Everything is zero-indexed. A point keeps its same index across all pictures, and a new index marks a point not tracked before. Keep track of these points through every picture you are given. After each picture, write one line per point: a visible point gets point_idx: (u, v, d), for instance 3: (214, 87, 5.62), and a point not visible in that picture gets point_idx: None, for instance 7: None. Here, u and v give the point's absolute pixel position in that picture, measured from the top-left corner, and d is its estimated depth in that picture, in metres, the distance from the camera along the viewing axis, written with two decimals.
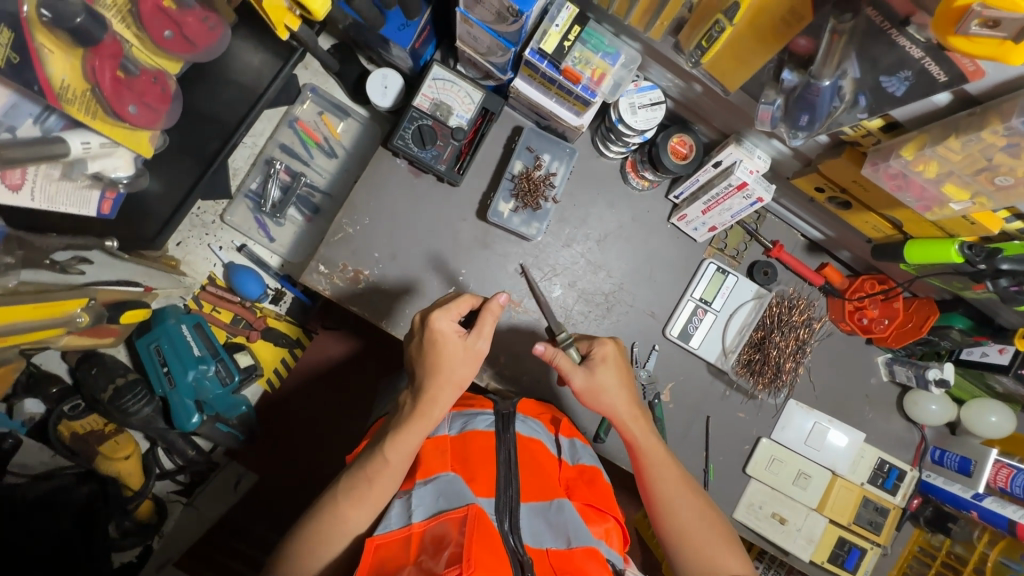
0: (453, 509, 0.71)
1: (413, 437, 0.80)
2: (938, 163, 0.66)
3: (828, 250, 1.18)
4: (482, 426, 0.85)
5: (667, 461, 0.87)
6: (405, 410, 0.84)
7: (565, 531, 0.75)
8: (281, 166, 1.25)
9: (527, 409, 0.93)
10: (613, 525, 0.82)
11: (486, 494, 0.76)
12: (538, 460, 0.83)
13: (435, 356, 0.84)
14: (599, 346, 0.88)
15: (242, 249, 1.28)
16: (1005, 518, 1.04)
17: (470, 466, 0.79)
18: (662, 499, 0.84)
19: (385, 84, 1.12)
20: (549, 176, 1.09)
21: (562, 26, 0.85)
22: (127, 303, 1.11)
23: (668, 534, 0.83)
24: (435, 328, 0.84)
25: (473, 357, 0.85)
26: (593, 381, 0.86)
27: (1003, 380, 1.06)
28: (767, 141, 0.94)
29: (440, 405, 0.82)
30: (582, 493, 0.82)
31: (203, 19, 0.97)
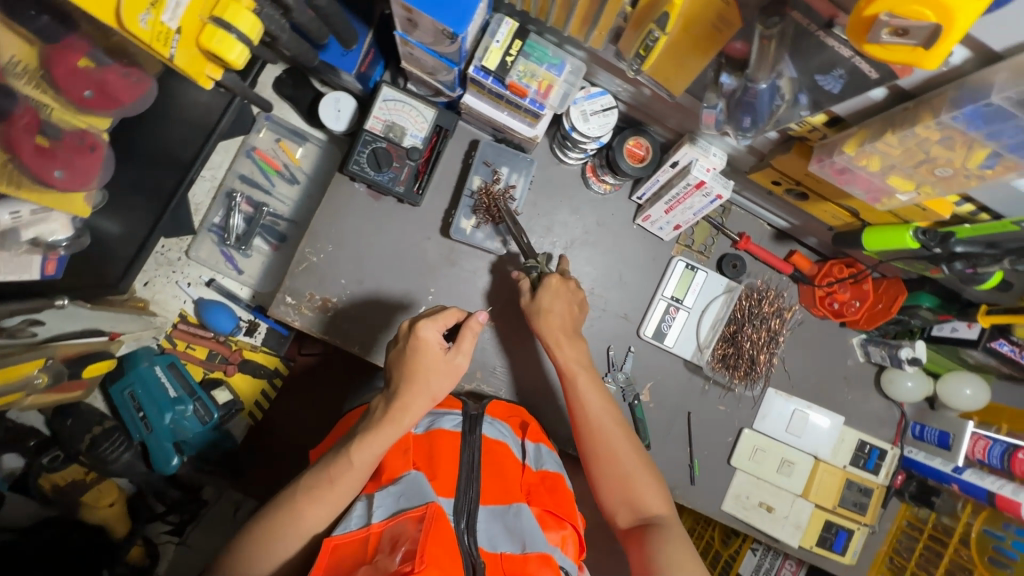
0: (413, 509, 0.74)
1: (380, 441, 0.82)
2: (881, 157, 0.66)
3: (795, 237, 1.18)
4: (449, 428, 0.89)
5: (603, 393, 0.94)
6: (377, 414, 0.85)
7: (521, 536, 0.79)
8: (242, 198, 1.23)
9: (495, 412, 0.98)
10: (571, 533, 0.85)
11: (446, 494, 0.80)
12: (500, 465, 0.87)
13: (414, 364, 0.85)
14: (550, 276, 0.98)
15: (211, 283, 1.27)
16: (983, 489, 1.06)
17: (433, 466, 0.83)
18: (593, 422, 0.92)
19: (338, 107, 1.11)
20: (509, 188, 1.07)
21: (502, 41, 0.84)
22: (92, 355, 1.12)
23: (594, 454, 0.91)
24: (420, 337, 0.86)
25: (450, 372, 0.86)
26: (540, 303, 0.97)
27: (974, 354, 1.07)
28: (721, 139, 0.94)
29: (411, 413, 0.84)
30: (543, 499, 0.86)
31: (126, 73, 0.89)
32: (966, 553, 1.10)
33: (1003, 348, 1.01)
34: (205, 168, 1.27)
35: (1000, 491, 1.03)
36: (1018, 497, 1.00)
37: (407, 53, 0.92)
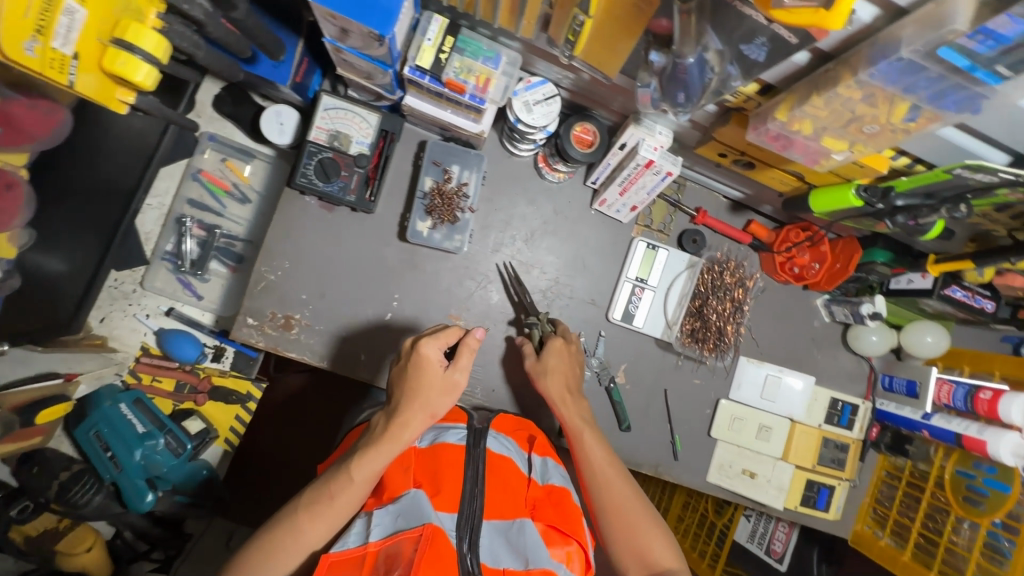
0: (409, 528, 0.74)
1: (380, 457, 0.82)
2: (811, 120, 0.67)
3: (751, 206, 1.20)
4: (454, 441, 0.89)
5: (604, 445, 0.96)
6: (376, 430, 0.85)
7: (522, 549, 0.79)
8: (193, 222, 1.21)
9: (500, 425, 0.98)
10: (576, 549, 0.84)
11: (449, 509, 0.80)
12: (504, 478, 0.87)
13: (416, 379, 0.86)
14: (550, 338, 1.03)
15: (170, 313, 1.23)
16: (950, 432, 1.08)
17: (435, 481, 0.84)
18: (597, 473, 0.92)
19: (280, 120, 1.09)
20: (461, 187, 1.06)
21: (434, 39, 0.83)
22: (45, 400, 1.09)
23: (600, 507, 0.90)
24: (422, 354, 0.87)
25: (449, 389, 0.87)
26: (541, 364, 1.01)
27: (933, 304, 1.09)
28: (665, 117, 0.94)
29: (412, 429, 0.84)
30: (546, 514, 0.86)
31: (34, 107, 0.90)
32: (942, 495, 1.13)
33: (956, 294, 1.05)
34: (150, 195, 1.22)
35: (967, 432, 1.05)
36: (982, 437, 1.02)
37: (341, 59, 0.90)
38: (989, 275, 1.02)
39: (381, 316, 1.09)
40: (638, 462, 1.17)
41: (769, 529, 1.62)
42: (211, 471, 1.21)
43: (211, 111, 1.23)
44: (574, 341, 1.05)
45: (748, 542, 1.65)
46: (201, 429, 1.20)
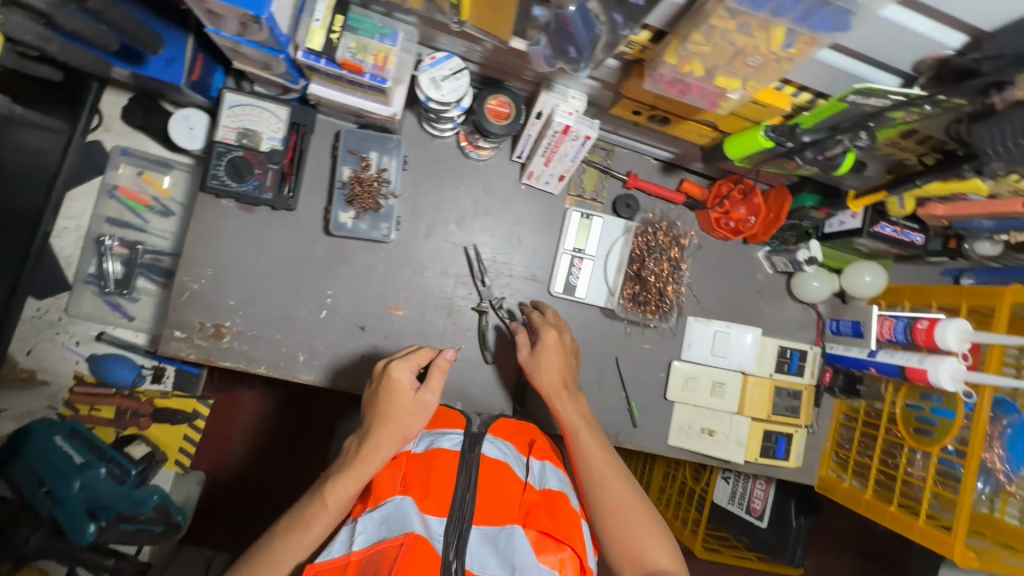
0: (391, 538, 0.74)
1: (353, 481, 0.82)
2: (700, 60, 0.66)
3: (682, 165, 1.19)
4: (448, 446, 0.86)
5: (602, 444, 0.92)
6: (350, 454, 0.85)
7: (510, 556, 0.75)
8: (114, 241, 1.16)
9: (500, 429, 0.93)
10: (571, 556, 0.78)
11: (436, 513, 0.79)
12: (499, 484, 0.83)
13: (387, 403, 0.87)
14: (543, 332, 1.01)
15: (100, 337, 1.18)
16: (895, 366, 1.09)
17: (425, 486, 0.81)
18: (594, 473, 0.89)
19: (190, 125, 1.06)
20: (381, 173, 1.04)
21: (322, 19, 0.81)
22: None
23: (597, 509, 0.86)
24: (393, 377, 0.88)
25: (421, 410, 0.87)
26: (534, 358, 1.00)
27: (865, 242, 1.10)
28: (575, 80, 0.94)
29: (383, 452, 0.84)
30: (539, 520, 0.81)
31: None
32: (896, 430, 1.14)
33: (886, 231, 1.06)
34: (65, 217, 1.18)
35: (910, 363, 1.06)
36: (924, 365, 1.03)
37: (233, 50, 0.87)
38: (912, 205, 0.99)
39: (316, 314, 1.06)
40: (597, 433, 1.16)
41: (747, 488, 1.63)
42: (179, 511, 1.16)
43: (122, 125, 1.19)
44: (566, 328, 1.04)
45: (728, 503, 1.65)
46: (145, 454, 1.17)
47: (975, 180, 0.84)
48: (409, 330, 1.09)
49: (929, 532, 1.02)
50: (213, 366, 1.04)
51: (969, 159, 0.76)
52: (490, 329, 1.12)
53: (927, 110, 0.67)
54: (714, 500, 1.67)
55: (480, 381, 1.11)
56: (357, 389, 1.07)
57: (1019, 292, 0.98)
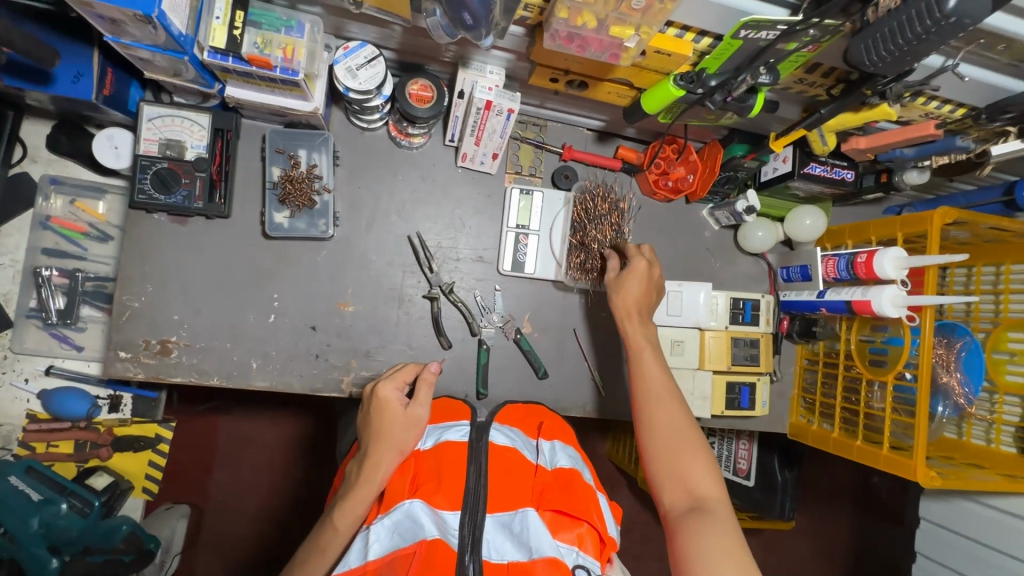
0: (404, 546, 0.64)
1: (358, 506, 0.75)
2: (589, 11, 0.68)
3: (616, 133, 1.21)
4: (455, 438, 0.77)
5: (663, 368, 0.93)
6: (351, 476, 0.79)
7: (527, 541, 0.64)
8: (52, 271, 1.14)
9: (504, 418, 0.85)
10: (591, 531, 0.68)
11: (450, 506, 0.68)
12: (510, 466, 0.73)
13: (380, 422, 0.81)
14: (632, 258, 1.01)
15: (49, 371, 1.15)
16: (842, 302, 1.11)
17: (435, 482, 0.71)
18: (653, 391, 0.90)
19: (115, 144, 1.04)
20: (311, 169, 1.04)
21: (223, 17, 0.80)
22: None
23: (647, 425, 0.87)
24: (380, 397, 0.84)
25: (414, 424, 0.82)
26: (616, 279, 1.02)
27: (800, 185, 1.12)
28: (490, 55, 0.95)
29: (383, 470, 0.76)
30: (553, 498, 0.70)
31: None
32: (854, 365, 1.15)
33: (816, 171, 1.08)
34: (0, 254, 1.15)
35: (854, 297, 1.08)
36: (867, 296, 1.05)
37: (139, 59, 0.86)
38: (833, 141, 0.99)
39: (264, 319, 1.05)
40: (564, 407, 1.16)
41: (731, 450, 1.60)
42: (151, 537, 1.16)
43: (47, 153, 1.16)
44: (655, 260, 1.03)
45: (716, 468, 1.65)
46: (108, 483, 1.17)
47: (883, 107, 0.86)
48: (361, 325, 1.09)
49: (893, 459, 1.02)
50: (164, 383, 1.02)
51: (865, 81, 0.78)
52: (444, 315, 1.12)
53: (814, 35, 0.68)
54: None
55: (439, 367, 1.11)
56: (315, 390, 1.06)
57: (946, 214, 0.99)
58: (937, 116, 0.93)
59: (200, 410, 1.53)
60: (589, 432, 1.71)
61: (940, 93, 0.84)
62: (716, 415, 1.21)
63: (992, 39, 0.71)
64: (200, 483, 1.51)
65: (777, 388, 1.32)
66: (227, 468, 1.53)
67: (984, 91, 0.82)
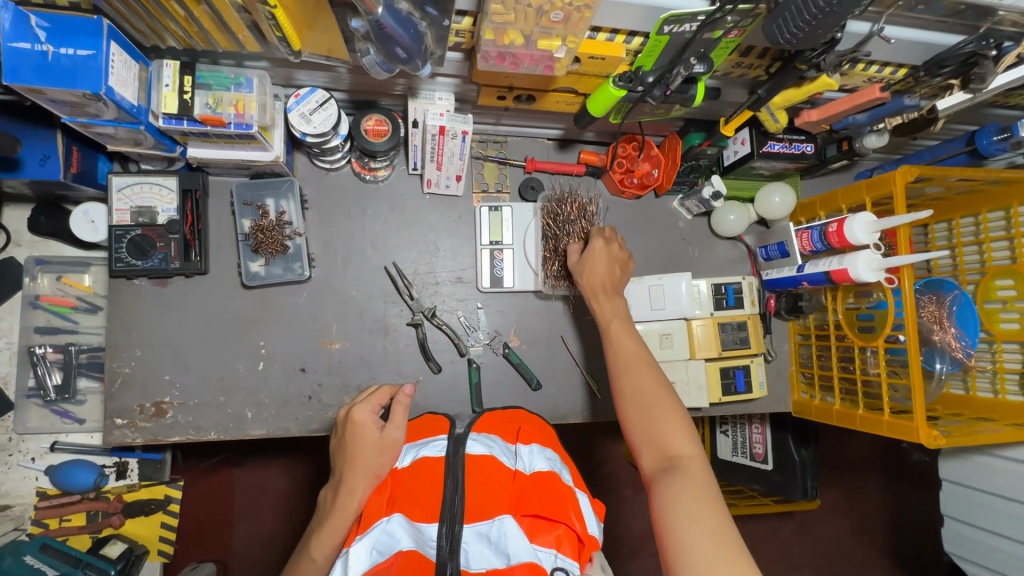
0: (382, 560, 0.65)
1: (334, 532, 0.77)
2: (514, 30, 0.70)
3: (576, 139, 1.23)
4: (433, 453, 0.78)
5: (635, 336, 0.94)
6: (327, 505, 0.82)
7: (505, 547, 0.65)
8: (46, 348, 1.16)
9: (484, 425, 0.85)
10: (569, 532, 0.68)
11: (428, 519, 0.70)
12: (488, 475, 0.74)
13: (353, 446, 0.84)
14: (592, 239, 1.05)
15: (54, 448, 1.17)
16: (821, 274, 1.11)
17: (413, 498, 0.73)
18: (625, 356, 0.92)
19: (91, 218, 1.07)
20: (280, 216, 1.06)
21: (172, 83, 0.84)
22: None
23: (622, 391, 0.88)
24: (355, 420, 0.86)
25: (389, 447, 0.83)
26: (577, 262, 1.04)
27: (763, 164, 1.13)
28: (437, 82, 0.97)
29: (358, 494, 0.78)
30: (530, 502, 0.70)
31: None
32: (845, 335, 1.14)
33: (775, 149, 1.09)
34: None
35: (831, 267, 1.08)
36: (844, 265, 1.05)
37: (100, 134, 0.89)
38: (785, 118, 1.00)
39: (254, 367, 1.07)
40: (562, 414, 1.16)
41: (745, 435, 1.58)
42: None
43: (31, 236, 1.20)
44: (615, 238, 1.06)
45: (732, 455, 1.62)
46: (122, 550, 1.18)
47: (823, 78, 0.87)
48: (349, 360, 1.10)
49: (896, 425, 1.01)
50: (164, 444, 1.04)
51: (796, 58, 0.80)
52: (430, 340, 1.13)
53: (734, 21, 0.70)
54: (719, 455, 1.66)
55: (431, 392, 1.12)
56: (312, 431, 1.07)
57: (908, 172, 0.99)
58: (880, 79, 0.94)
59: (210, 465, 1.54)
60: (601, 436, 1.70)
61: (876, 57, 0.86)
62: (715, 402, 1.21)
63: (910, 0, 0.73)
64: (220, 537, 1.51)
65: (774, 366, 1.32)
66: (247, 519, 1.53)
67: (917, 49, 0.84)
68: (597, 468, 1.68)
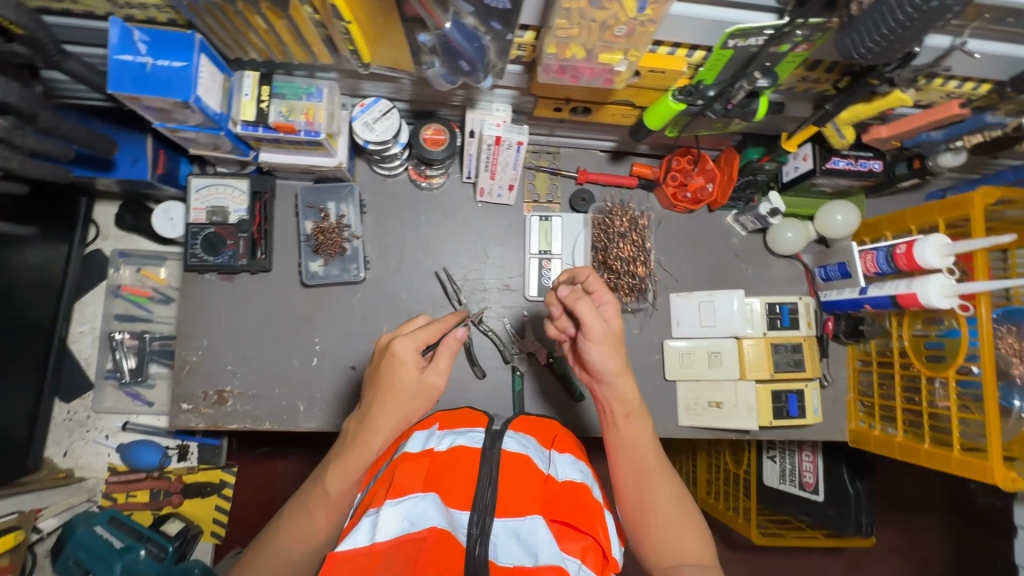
0: (413, 532, 0.64)
1: (354, 468, 0.75)
2: (576, 44, 0.71)
3: (630, 151, 1.22)
4: (469, 443, 0.79)
5: (648, 440, 0.85)
6: (350, 435, 0.78)
7: (534, 547, 0.66)
8: (124, 334, 1.26)
9: (521, 425, 0.86)
10: (594, 545, 0.69)
11: (461, 506, 0.71)
12: (524, 474, 0.75)
13: (387, 380, 0.75)
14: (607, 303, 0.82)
15: (126, 427, 1.27)
16: (886, 297, 1.05)
17: (448, 481, 0.73)
18: (637, 462, 0.83)
19: (171, 216, 1.16)
20: (340, 220, 1.11)
21: (251, 93, 0.90)
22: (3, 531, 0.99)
23: (636, 501, 0.81)
24: (396, 354, 0.75)
25: (424, 392, 0.76)
26: (612, 332, 0.81)
27: (825, 181, 1.09)
28: (495, 94, 1.00)
29: (379, 434, 0.74)
30: (561, 509, 0.72)
31: None
32: (910, 363, 1.08)
33: (839, 165, 1.05)
34: (81, 322, 1.29)
35: (898, 291, 1.03)
36: (912, 289, 1.00)
37: (185, 138, 0.96)
38: (853, 134, 0.96)
39: (308, 363, 1.11)
40: None
41: (795, 463, 1.50)
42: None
43: (116, 230, 1.30)
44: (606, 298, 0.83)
45: (779, 483, 1.53)
46: (180, 529, 1.23)
47: (896, 93, 0.84)
48: None
49: (966, 462, 0.94)
50: (223, 430, 1.10)
51: (869, 72, 0.77)
52: (476, 345, 1.15)
53: (803, 35, 0.69)
54: (764, 482, 1.55)
55: (474, 396, 1.13)
56: None
57: (987, 194, 0.93)
58: (959, 95, 0.89)
59: (260, 454, 1.61)
60: None
61: (956, 72, 0.81)
62: (764, 426, 1.16)
63: (998, 12, 0.68)
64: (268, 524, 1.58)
65: (830, 393, 1.25)
66: None
67: (1004, 64, 0.79)
68: None
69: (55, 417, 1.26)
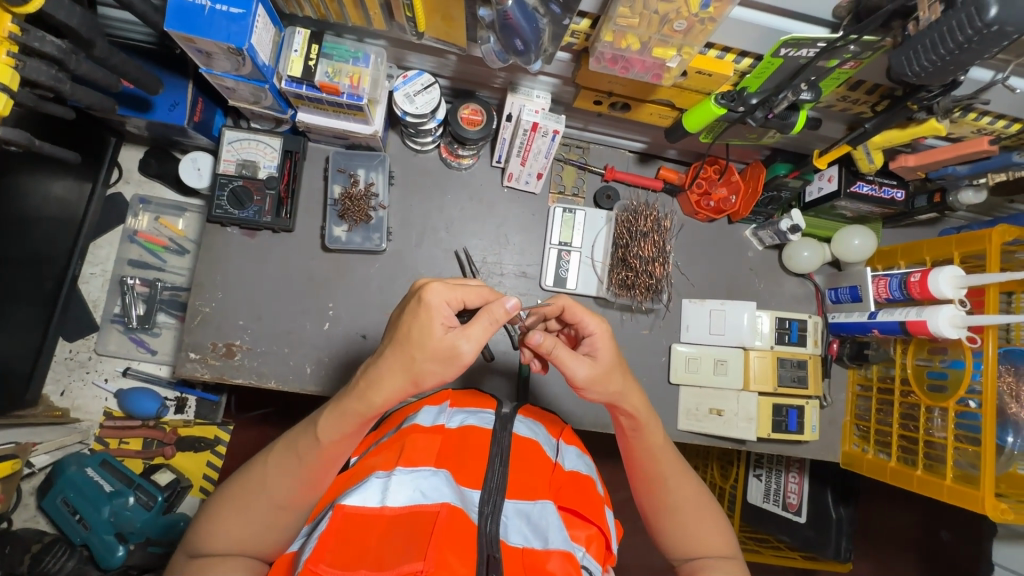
0: (425, 506, 0.64)
1: (349, 418, 0.69)
2: (633, 35, 0.73)
3: (657, 155, 1.24)
4: (481, 424, 0.80)
5: (667, 448, 0.82)
6: (352, 383, 0.70)
7: (544, 531, 0.67)
8: (136, 280, 1.26)
9: (527, 411, 0.87)
10: (598, 535, 0.72)
11: (472, 485, 0.71)
12: (534, 458, 0.77)
13: (409, 327, 0.65)
14: (591, 328, 0.74)
15: (126, 372, 1.27)
16: (895, 323, 1.07)
17: (460, 461, 0.74)
18: (655, 474, 0.81)
19: (198, 166, 1.16)
20: (369, 187, 1.12)
21: (300, 49, 0.90)
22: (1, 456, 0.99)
23: (658, 502, 0.82)
24: (424, 302, 0.65)
25: (447, 356, 0.64)
26: (602, 369, 0.73)
27: (846, 205, 1.11)
28: (538, 80, 1.01)
29: (383, 391, 0.67)
30: (568, 496, 0.74)
31: None
32: (911, 391, 1.09)
33: (863, 190, 1.07)
34: (92, 263, 1.29)
35: (908, 317, 1.04)
36: (923, 316, 1.01)
37: (225, 88, 0.96)
38: (882, 159, 0.98)
39: (319, 326, 1.12)
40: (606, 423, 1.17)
41: (780, 483, 1.45)
42: None
43: (139, 175, 1.30)
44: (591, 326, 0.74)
45: (763, 502, 1.49)
46: (171, 481, 1.22)
47: (932, 122, 0.86)
48: None
49: (957, 490, 0.96)
50: (226, 383, 1.10)
51: (910, 96, 0.78)
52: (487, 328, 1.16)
53: (854, 51, 0.71)
54: (747, 499, 1.53)
55: (480, 378, 1.13)
56: None
57: (1006, 231, 0.95)
58: (991, 132, 0.92)
59: None
60: None
61: (992, 107, 0.84)
62: (762, 438, 1.18)
63: None
64: None
65: (828, 414, 1.27)
66: None
67: None
68: (619, 493, 1.59)
69: (55, 355, 1.26)
